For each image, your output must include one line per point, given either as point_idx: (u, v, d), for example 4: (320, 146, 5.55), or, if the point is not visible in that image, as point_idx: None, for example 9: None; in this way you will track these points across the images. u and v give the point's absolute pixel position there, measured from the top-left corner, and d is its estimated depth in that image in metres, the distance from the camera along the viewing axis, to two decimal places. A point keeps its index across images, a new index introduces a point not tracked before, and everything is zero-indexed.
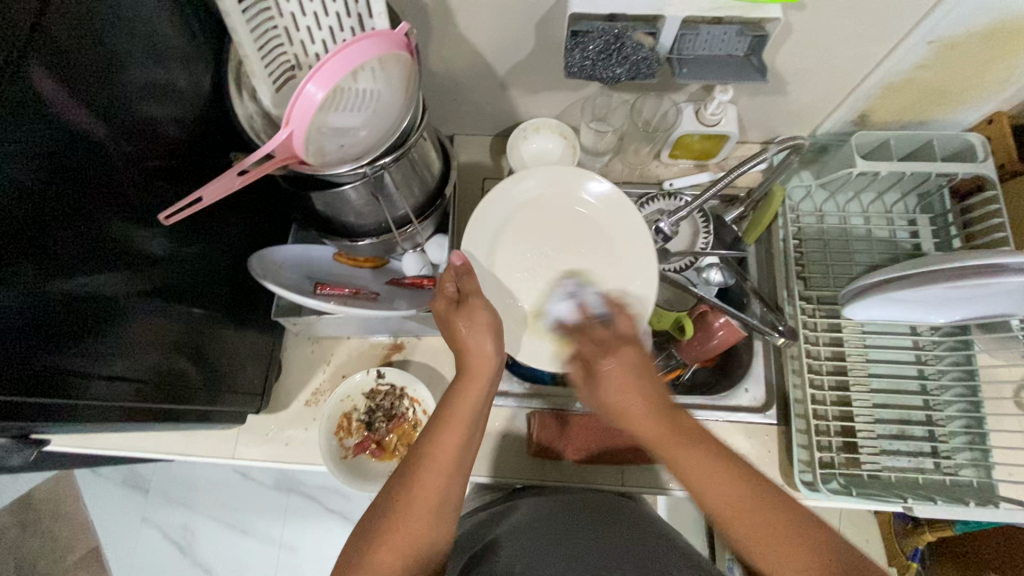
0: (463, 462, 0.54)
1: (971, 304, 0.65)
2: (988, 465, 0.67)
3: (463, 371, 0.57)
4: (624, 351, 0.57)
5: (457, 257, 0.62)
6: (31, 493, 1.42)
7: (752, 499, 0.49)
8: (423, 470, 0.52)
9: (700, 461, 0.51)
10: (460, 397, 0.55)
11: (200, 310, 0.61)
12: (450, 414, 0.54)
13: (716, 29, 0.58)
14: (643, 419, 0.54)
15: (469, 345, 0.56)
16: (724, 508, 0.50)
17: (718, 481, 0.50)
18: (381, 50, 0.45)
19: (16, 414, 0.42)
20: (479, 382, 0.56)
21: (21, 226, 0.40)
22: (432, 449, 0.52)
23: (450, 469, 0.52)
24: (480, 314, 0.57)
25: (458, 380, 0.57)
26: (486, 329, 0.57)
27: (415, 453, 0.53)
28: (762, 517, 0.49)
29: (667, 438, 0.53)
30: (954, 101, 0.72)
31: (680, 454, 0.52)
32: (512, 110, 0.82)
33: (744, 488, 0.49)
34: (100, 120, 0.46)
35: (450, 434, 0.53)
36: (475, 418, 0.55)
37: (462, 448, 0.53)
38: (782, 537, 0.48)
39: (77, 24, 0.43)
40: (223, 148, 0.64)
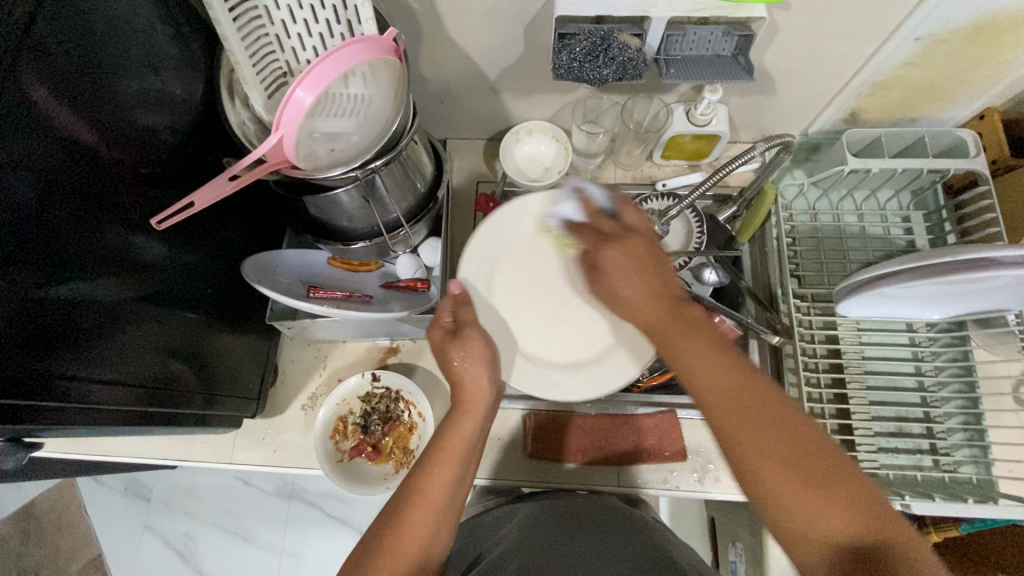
0: (458, 489, 0.53)
1: (966, 299, 0.65)
2: (987, 461, 0.66)
3: (459, 398, 0.57)
4: (635, 240, 0.52)
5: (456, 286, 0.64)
6: (34, 502, 1.42)
7: (739, 387, 0.43)
8: (414, 507, 0.50)
9: (697, 349, 0.45)
10: (455, 428, 0.55)
11: (195, 314, 0.62)
12: (442, 449, 0.53)
13: (702, 29, 0.59)
14: (643, 295, 0.49)
15: (464, 377, 0.57)
16: (707, 391, 0.43)
17: (714, 367, 0.44)
18: (370, 54, 0.46)
19: (11, 417, 0.43)
20: (475, 412, 0.56)
21: (13, 232, 0.40)
22: (423, 481, 0.51)
23: (442, 501, 0.51)
24: (476, 346, 0.58)
25: (455, 411, 0.56)
26: (482, 362, 0.58)
27: (414, 480, 0.52)
28: (745, 408, 0.42)
29: (665, 322, 0.48)
30: (945, 97, 0.72)
31: (676, 326, 0.47)
32: (505, 114, 0.83)
33: (733, 369, 0.44)
34: (93, 127, 0.47)
35: (446, 463, 0.52)
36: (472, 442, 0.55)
37: (455, 481, 0.52)
38: (763, 428, 0.41)
39: (69, 32, 0.44)
40: (216, 154, 0.65)
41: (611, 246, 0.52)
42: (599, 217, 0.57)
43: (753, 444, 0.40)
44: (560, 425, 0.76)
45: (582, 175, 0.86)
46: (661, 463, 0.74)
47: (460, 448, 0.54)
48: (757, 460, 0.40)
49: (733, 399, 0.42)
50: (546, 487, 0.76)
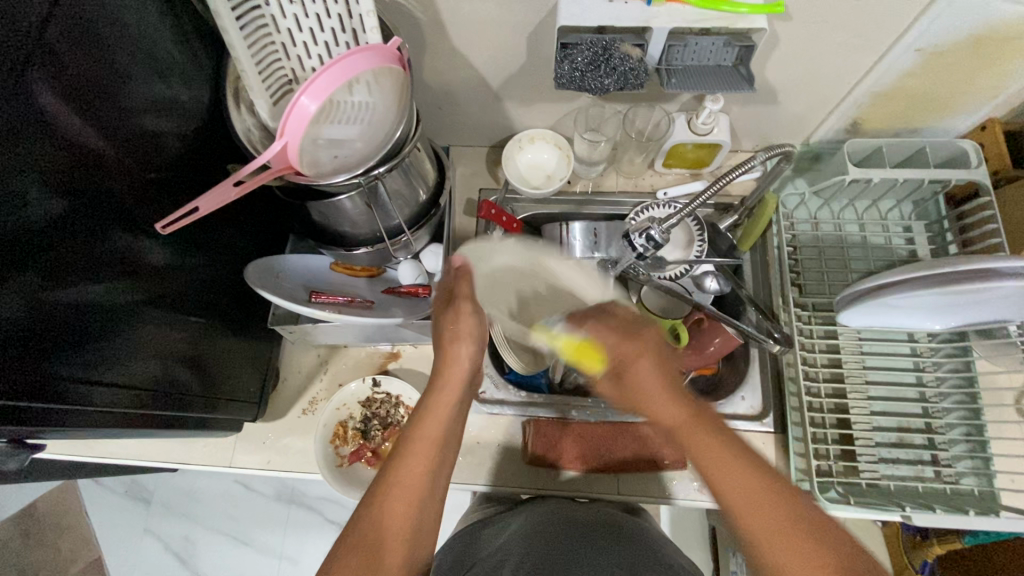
0: (437, 477, 0.53)
1: (967, 311, 0.65)
2: (989, 473, 0.66)
3: (438, 374, 0.57)
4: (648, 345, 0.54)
5: (458, 261, 0.60)
6: (36, 502, 1.43)
7: (773, 499, 0.45)
8: (392, 498, 0.50)
9: (725, 457, 0.47)
10: (429, 411, 0.55)
11: (198, 319, 0.62)
12: (418, 434, 0.53)
13: (704, 39, 0.60)
14: (668, 403, 0.51)
15: (446, 353, 0.56)
16: (739, 501, 0.46)
17: (752, 481, 0.46)
18: (375, 63, 0.47)
19: (18, 419, 0.43)
20: (452, 391, 0.56)
21: (20, 235, 0.41)
22: (400, 471, 0.51)
23: (421, 490, 0.51)
24: (465, 322, 0.56)
25: (434, 385, 0.56)
26: (467, 337, 0.56)
27: (391, 467, 0.52)
28: (778, 518, 0.45)
29: (690, 425, 0.50)
30: (946, 108, 0.73)
31: (700, 441, 0.49)
32: (507, 122, 0.84)
33: (769, 487, 0.46)
34: (100, 133, 0.48)
35: (424, 442, 0.53)
36: (450, 417, 0.55)
37: (432, 465, 0.52)
38: (793, 540, 0.44)
39: (78, 42, 0.45)
40: (221, 160, 0.65)
41: (632, 352, 0.54)
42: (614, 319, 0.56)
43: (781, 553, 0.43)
44: (562, 432, 0.75)
45: (583, 183, 0.86)
46: (661, 471, 0.74)
47: (439, 425, 0.54)
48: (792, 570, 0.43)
49: (769, 511, 0.45)
50: (545, 494, 0.75)
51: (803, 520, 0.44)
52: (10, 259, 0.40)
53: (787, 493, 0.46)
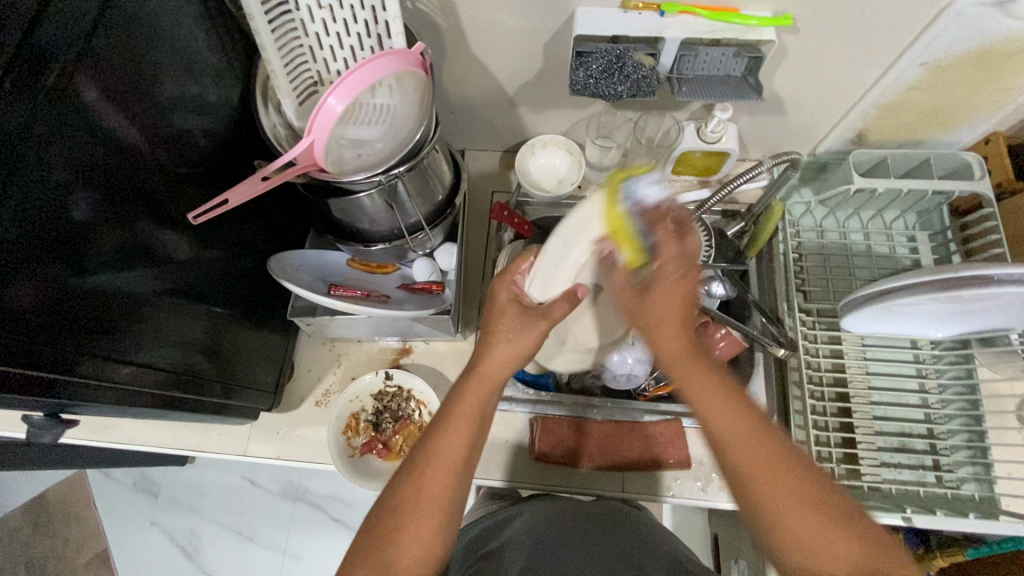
0: (473, 454, 0.52)
1: (970, 319, 0.66)
2: (989, 479, 0.67)
3: (474, 372, 0.55)
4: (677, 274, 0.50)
5: (582, 291, 0.57)
6: (47, 493, 1.46)
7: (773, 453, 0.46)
8: (431, 469, 0.50)
9: (714, 394, 0.49)
10: (466, 394, 0.54)
11: (220, 309, 0.65)
12: (455, 413, 0.52)
13: (714, 50, 0.62)
14: (671, 333, 0.51)
15: (493, 350, 0.56)
16: (727, 431, 0.47)
17: (750, 436, 0.47)
18: (398, 67, 0.49)
19: (40, 390, 0.45)
20: (491, 383, 0.55)
21: (54, 222, 0.43)
22: (438, 446, 0.51)
23: (457, 468, 0.50)
24: (527, 335, 0.56)
25: (465, 382, 0.55)
26: (519, 345, 0.56)
27: (428, 443, 0.51)
28: (763, 452, 0.46)
29: (684, 358, 0.50)
30: (950, 121, 0.74)
31: (689, 370, 0.50)
32: (521, 127, 0.86)
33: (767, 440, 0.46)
34: (135, 127, 0.50)
35: (457, 431, 0.51)
36: (489, 405, 0.54)
37: (471, 445, 0.52)
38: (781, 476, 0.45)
39: (120, 41, 0.47)
40: (247, 157, 0.68)
41: (664, 274, 0.51)
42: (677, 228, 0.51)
43: (787, 501, 0.45)
44: (569, 431, 0.77)
45: (594, 188, 0.89)
46: (666, 470, 0.75)
47: (470, 414, 0.53)
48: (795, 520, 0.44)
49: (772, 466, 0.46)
50: (551, 490, 0.77)
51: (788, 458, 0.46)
52: (43, 242, 0.42)
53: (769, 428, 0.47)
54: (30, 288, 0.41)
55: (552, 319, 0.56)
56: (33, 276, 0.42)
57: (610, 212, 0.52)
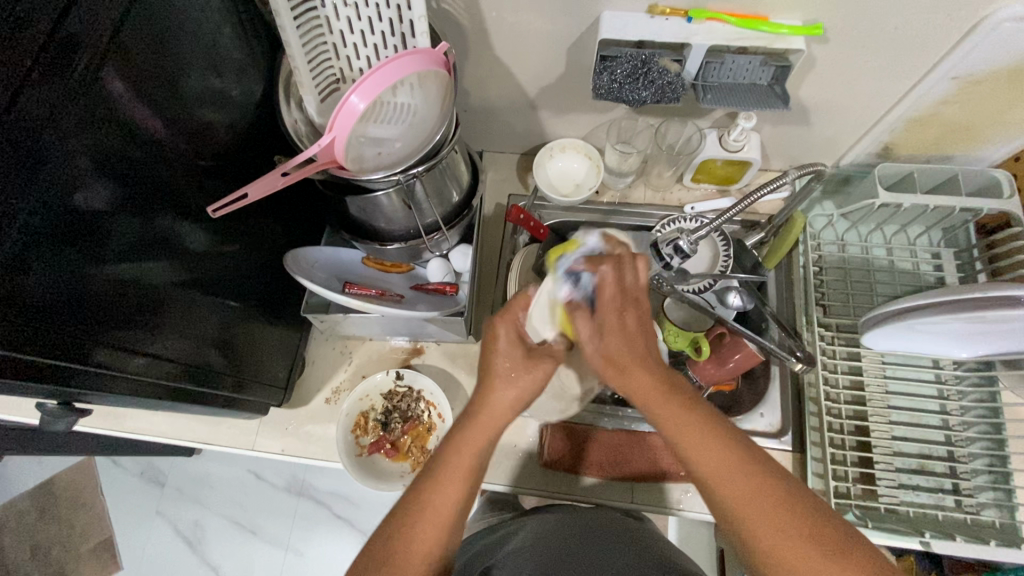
0: (467, 507, 0.50)
1: (996, 339, 0.64)
2: (1011, 505, 0.65)
3: (471, 417, 0.52)
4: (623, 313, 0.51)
5: None
6: (55, 478, 1.48)
7: (739, 468, 0.45)
8: (421, 522, 0.48)
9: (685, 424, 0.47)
10: (463, 441, 0.51)
11: (234, 303, 0.64)
12: (451, 462, 0.50)
13: (741, 58, 0.61)
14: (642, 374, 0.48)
15: (493, 394, 0.52)
16: (706, 466, 0.45)
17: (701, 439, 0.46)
18: (421, 67, 0.49)
19: (50, 375, 0.45)
20: (492, 427, 0.51)
21: (75, 210, 0.43)
22: (431, 499, 0.49)
23: (448, 524, 0.48)
24: (525, 381, 0.52)
25: (464, 427, 0.51)
26: (519, 394, 0.52)
27: (419, 495, 0.49)
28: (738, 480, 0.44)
29: (655, 392, 0.48)
30: (979, 137, 0.73)
31: (662, 409, 0.48)
32: (540, 130, 0.85)
33: (730, 447, 0.45)
34: (159, 119, 0.50)
35: (451, 484, 0.49)
36: (488, 450, 0.52)
37: (466, 497, 0.50)
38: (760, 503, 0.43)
39: (148, 34, 0.47)
40: (268, 152, 0.68)
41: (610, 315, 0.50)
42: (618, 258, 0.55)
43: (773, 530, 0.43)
44: (575, 437, 0.76)
45: (612, 193, 0.88)
46: (678, 482, 0.74)
47: (467, 462, 0.50)
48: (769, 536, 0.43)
49: (736, 479, 0.44)
50: (558, 498, 0.76)
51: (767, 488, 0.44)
52: (60, 230, 0.42)
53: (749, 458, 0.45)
54: (40, 276, 0.41)
55: (556, 360, 0.54)
56: (49, 263, 0.41)
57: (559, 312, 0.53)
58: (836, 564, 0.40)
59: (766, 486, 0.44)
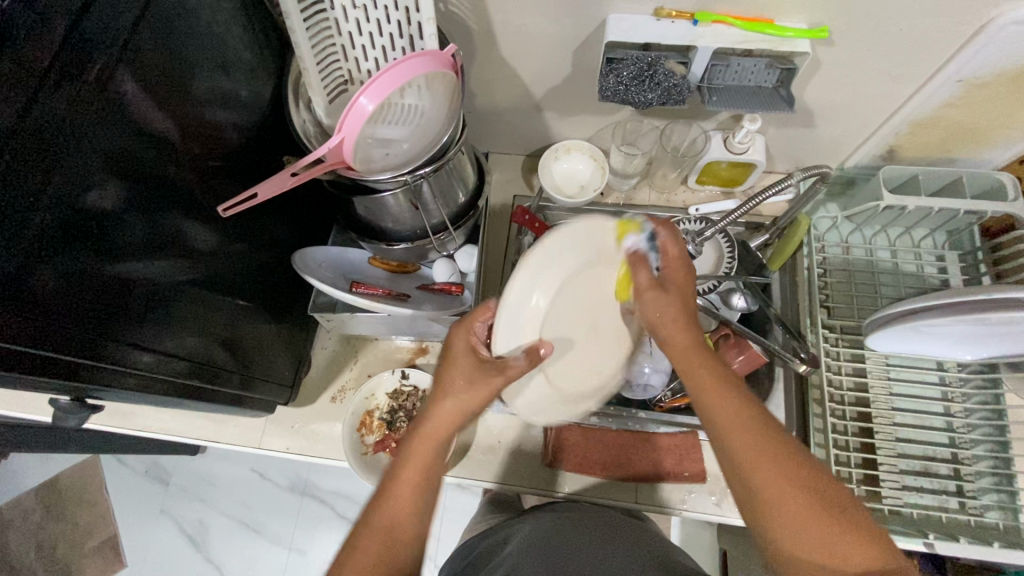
0: (423, 517, 0.50)
1: (1000, 342, 0.65)
2: (1015, 508, 0.65)
3: (418, 430, 0.52)
4: (685, 272, 0.53)
5: (546, 348, 0.53)
6: (60, 476, 1.49)
7: (756, 425, 0.47)
8: (375, 536, 0.48)
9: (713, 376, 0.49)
10: (410, 454, 0.51)
11: (243, 302, 0.65)
12: (398, 475, 0.50)
13: (746, 60, 0.62)
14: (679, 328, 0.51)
15: (435, 408, 0.52)
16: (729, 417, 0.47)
17: (746, 424, 0.47)
18: (429, 68, 0.49)
19: (61, 373, 0.46)
20: (438, 441, 0.51)
21: (88, 209, 0.43)
22: (382, 512, 0.49)
23: (400, 535, 0.48)
24: (475, 396, 0.52)
25: (410, 441, 0.52)
26: (461, 408, 0.52)
27: (372, 511, 0.50)
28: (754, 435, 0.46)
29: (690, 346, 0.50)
30: (984, 140, 0.73)
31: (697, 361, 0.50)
32: (545, 131, 0.86)
33: (749, 406, 0.48)
34: (171, 120, 0.51)
35: (401, 497, 0.49)
36: (437, 460, 0.52)
37: (418, 508, 0.50)
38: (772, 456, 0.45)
39: (160, 37, 0.48)
40: (276, 152, 0.69)
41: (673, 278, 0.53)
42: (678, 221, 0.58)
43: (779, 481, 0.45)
44: (579, 436, 0.77)
45: (616, 195, 0.88)
46: (682, 483, 0.74)
47: (416, 474, 0.50)
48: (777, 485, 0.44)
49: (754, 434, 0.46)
50: (561, 498, 0.76)
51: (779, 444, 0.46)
52: (73, 229, 0.42)
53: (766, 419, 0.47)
54: (51, 275, 0.41)
55: (507, 377, 0.52)
56: (61, 262, 0.42)
57: (621, 272, 0.57)
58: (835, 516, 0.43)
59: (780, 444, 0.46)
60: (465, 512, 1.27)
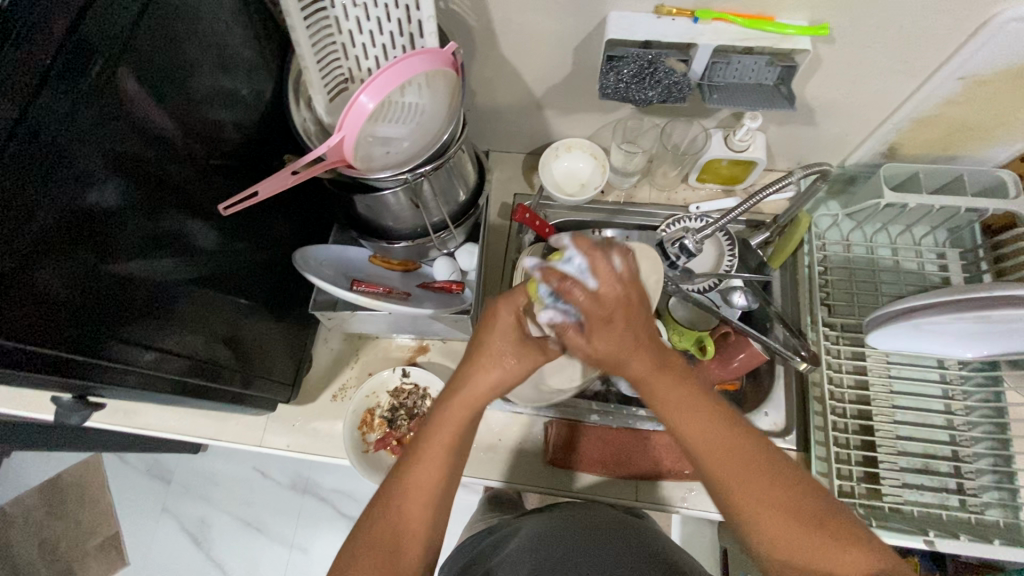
0: (451, 483, 0.51)
1: (1001, 339, 0.64)
2: (1015, 505, 0.65)
3: (455, 394, 0.52)
4: (612, 322, 0.49)
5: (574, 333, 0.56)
6: (63, 474, 1.49)
7: (729, 441, 0.48)
8: (408, 496, 0.49)
9: (683, 396, 0.50)
10: (447, 418, 0.51)
11: (244, 300, 0.65)
12: (436, 437, 0.51)
13: (746, 58, 0.62)
14: (637, 358, 0.50)
15: (474, 373, 0.52)
16: (698, 438, 0.48)
17: (720, 443, 0.48)
18: (429, 66, 0.49)
19: (64, 369, 0.46)
20: (474, 407, 0.52)
21: (88, 208, 0.43)
22: (415, 472, 0.50)
23: (432, 499, 0.50)
24: (517, 367, 0.53)
25: (445, 404, 0.52)
26: (502, 380, 0.52)
27: (402, 470, 0.50)
28: (729, 451, 0.47)
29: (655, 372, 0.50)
30: (986, 137, 0.73)
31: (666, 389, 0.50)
32: (545, 129, 0.86)
33: (722, 423, 0.49)
34: (171, 119, 0.51)
35: (434, 460, 0.50)
36: (470, 429, 0.53)
37: (450, 472, 0.51)
38: (749, 471, 0.47)
39: (160, 35, 0.48)
40: (277, 151, 0.69)
41: (600, 328, 0.50)
42: (597, 249, 0.49)
43: (756, 495, 0.46)
44: (578, 433, 0.76)
45: (617, 193, 0.88)
46: (682, 481, 0.74)
47: (449, 439, 0.51)
48: (755, 499, 0.46)
49: (726, 450, 0.48)
50: (561, 496, 0.76)
51: (755, 458, 0.47)
52: (73, 228, 0.42)
53: (741, 432, 0.49)
54: (54, 274, 0.42)
55: (547, 356, 0.54)
56: (63, 262, 0.42)
57: None
58: (812, 526, 0.45)
59: (755, 457, 0.47)
60: (466, 510, 1.27)
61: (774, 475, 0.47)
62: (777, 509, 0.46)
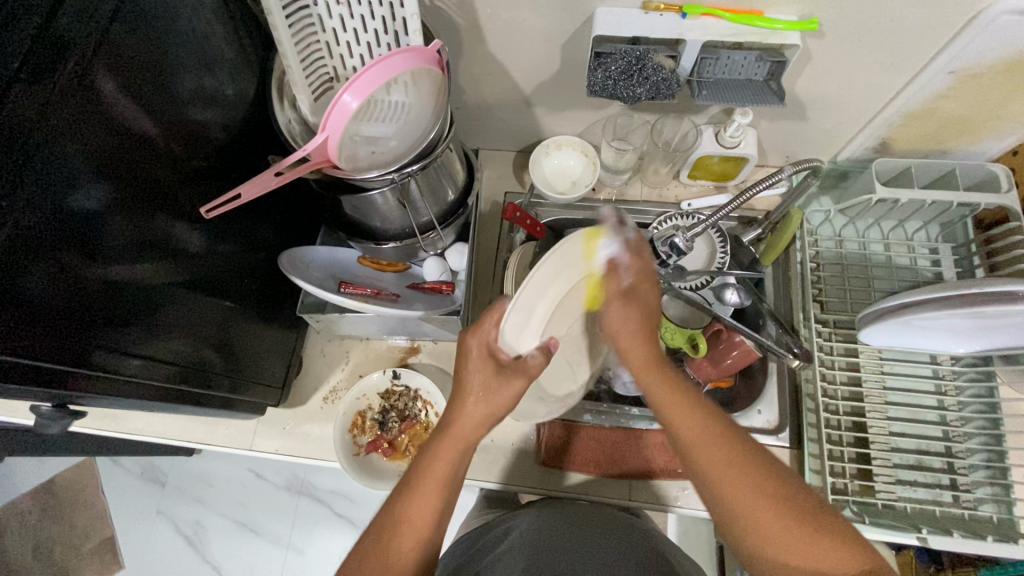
0: (444, 515, 0.51)
1: (993, 335, 0.64)
2: (1008, 500, 0.65)
3: (442, 432, 0.51)
4: (638, 299, 0.55)
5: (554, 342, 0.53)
6: (56, 478, 1.48)
7: (715, 433, 0.49)
8: (400, 534, 0.48)
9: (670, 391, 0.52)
10: (437, 454, 0.51)
11: (230, 304, 0.64)
12: (427, 475, 0.50)
13: (735, 53, 0.61)
14: (636, 343, 0.54)
15: (461, 408, 0.52)
16: (686, 429, 0.50)
17: (707, 434, 0.49)
18: (412, 64, 0.48)
19: (46, 380, 0.45)
20: (461, 442, 0.51)
21: (66, 209, 0.42)
22: (408, 509, 0.49)
23: (425, 536, 0.49)
24: (501, 395, 0.51)
25: (435, 442, 0.51)
26: (491, 410, 0.51)
27: (394, 509, 0.50)
28: (714, 444, 0.49)
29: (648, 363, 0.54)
30: (978, 131, 0.72)
31: (658, 385, 0.53)
32: (535, 127, 0.85)
33: (709, 417, 0.50)
34: (153, 119, 0.50)
35: (427, 496, 0.49)
36: (459, 464, 0.52)
37: (439, 510, 0.50)
38: (734, 465, 0.47)
39: (139, 34, 0.47)
40: (262, 151, 0.68)
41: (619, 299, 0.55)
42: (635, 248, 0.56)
43: (745, 487, 0.47)
44: (572, 434, 0.76)
45: (608, 190, 0.87)
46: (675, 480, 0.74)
47: (441, 475, 0.50)
48: (740, 494, 0.47)
49: (711, 441, 0.49)
50: (554, 495, 0.76)
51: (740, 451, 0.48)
52: (53, 230, 0.42)
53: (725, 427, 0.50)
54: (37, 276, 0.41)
55: (529, 376, 0.51)
56: (44, 267, 0.41)
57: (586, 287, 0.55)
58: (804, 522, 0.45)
59: (741, 453, 0.48)
60: (462, 509, 1.27)
61: (760, 469, 0.47)
62: (768, 505, 0.46)
